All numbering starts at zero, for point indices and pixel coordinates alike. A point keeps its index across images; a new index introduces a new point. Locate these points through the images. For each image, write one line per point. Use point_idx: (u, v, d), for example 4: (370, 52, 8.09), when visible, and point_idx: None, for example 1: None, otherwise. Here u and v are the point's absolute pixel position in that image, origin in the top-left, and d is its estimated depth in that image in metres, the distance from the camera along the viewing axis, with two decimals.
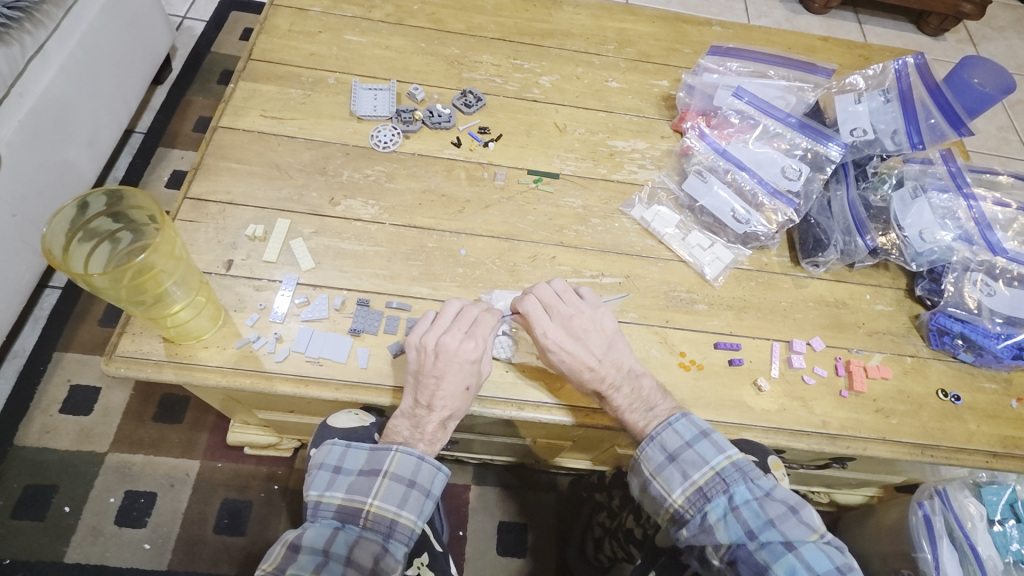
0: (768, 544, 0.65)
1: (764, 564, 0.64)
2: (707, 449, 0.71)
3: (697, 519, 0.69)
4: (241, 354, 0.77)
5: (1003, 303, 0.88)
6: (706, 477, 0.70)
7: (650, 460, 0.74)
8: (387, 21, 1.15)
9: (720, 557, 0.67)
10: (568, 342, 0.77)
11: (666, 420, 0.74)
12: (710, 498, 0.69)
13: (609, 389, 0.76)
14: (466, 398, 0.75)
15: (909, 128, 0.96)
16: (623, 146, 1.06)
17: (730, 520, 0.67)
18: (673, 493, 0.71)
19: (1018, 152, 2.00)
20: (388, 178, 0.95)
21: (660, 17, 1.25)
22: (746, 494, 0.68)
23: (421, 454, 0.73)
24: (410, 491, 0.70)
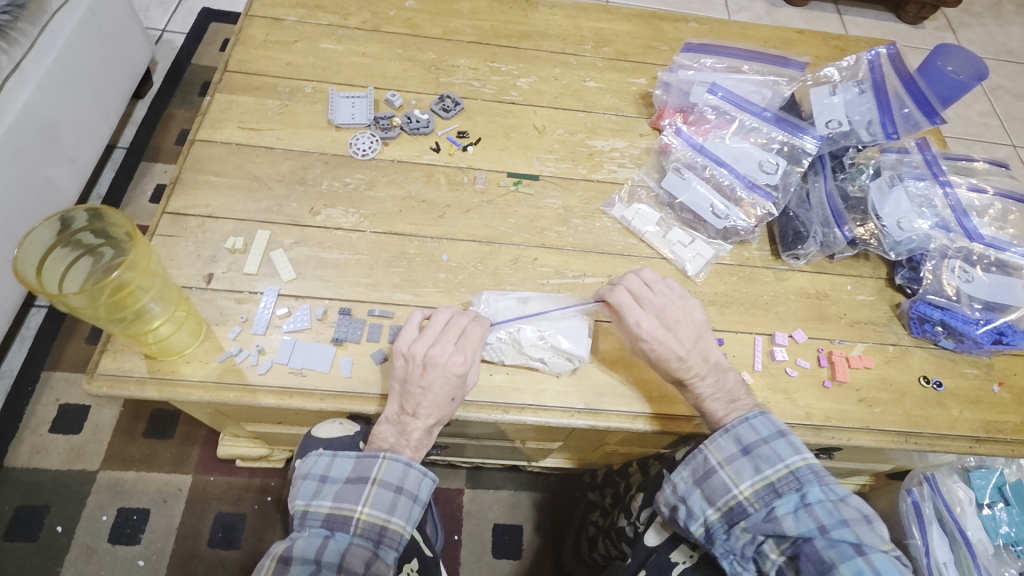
0: (837, 544, 0.63)
1: (828, 561, 0.63)
2: (783, 448, 0.71)
3: (763, 512, 0.68)
4: (224, 368, 0.77)
5: (981, 289, 0.89)
6: (779, 474, 0.69)
7: (720, 450, 0.73)
8: (363, 28, 1.15)
9: (781, 552, 0.67)
10: (659, 332, 0.77)
11: (744, 416, 0.74)
12: (780, 494, 0.68)
13: (696, 379, 0.77)
14: (452, 407, 0.75)
15: (884, 118, 0.97)
16: (602, 145, 1.06)
17: (800, 515, 0.66)
18: (740, 485, 0.70)
19: (999, 137, 2.02)
20: (368, 185, 0.95)
21: (636, 16, 1.25)
22: (820, 495, 0.67)
23: (408, 460, 0.73)
24: (398, 497, 0.70)
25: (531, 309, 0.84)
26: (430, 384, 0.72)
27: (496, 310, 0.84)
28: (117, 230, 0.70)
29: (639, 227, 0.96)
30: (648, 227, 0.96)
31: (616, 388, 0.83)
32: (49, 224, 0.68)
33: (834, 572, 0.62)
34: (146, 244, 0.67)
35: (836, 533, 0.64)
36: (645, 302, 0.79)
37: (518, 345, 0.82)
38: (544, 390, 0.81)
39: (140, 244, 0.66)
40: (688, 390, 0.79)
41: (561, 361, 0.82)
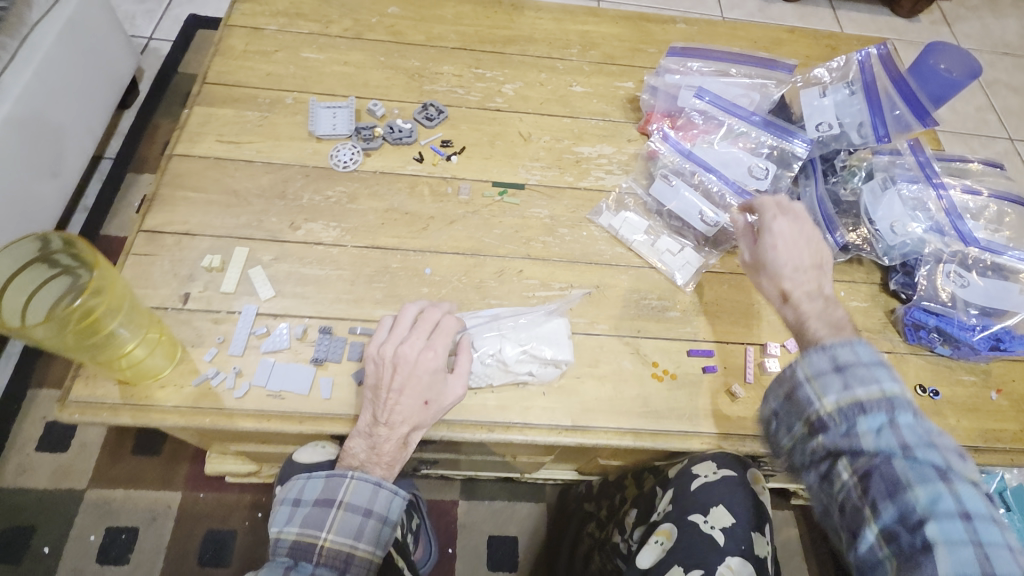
0: (919, 466, 0.52)
1: (903, 482, 0.52)
2: (883, 370, 0.58)
3: (843, 428, 0.57)
4: (200, 392, 0.76)
5: (977, 294, 0.87)
6: (871, 391, 0.57)
7: (808, 364, 0.62)
8: (345, 36, 1.12)
9: (851, 473, 0.55)
10: (791, 240, 0.76)
11: (846, 338, 0.62)
12: (867, 413, 0.56)
13: (799, 297, 0.72)
14: (426, 413, 0.73)
15: (874, 120, 0.94)
16: (589, 152, 1.04)
17: (885, 433, 0.55)
18: (822, 398, 0.59)
19: (997, 132, 1.99)
20: (350, 198, 0.93)
21: (624, 18, 1.23)
22: (913, 421, 0.55)
23: (378, 480, 0.71)
24: (367, 520, 0.68)
25: (511, 325, 0.83)
26: (406, 385, 0.71)
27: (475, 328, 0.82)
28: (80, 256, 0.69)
29: (628, 234, 0.94)
30: (636, 236, 0.94)
31: (604, 403, 0.81)
32: (25, 246, 0.68)
33: (909, 494, 0.51)
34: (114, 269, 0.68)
35: (919, 454, 0.53)
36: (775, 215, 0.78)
37: (502, 364, 0.80)
38: (530, 407, 0.80)
39: (105, 267, 0.66)
40: (786, 308, 0.73)
41: (547, 370, 0.81)
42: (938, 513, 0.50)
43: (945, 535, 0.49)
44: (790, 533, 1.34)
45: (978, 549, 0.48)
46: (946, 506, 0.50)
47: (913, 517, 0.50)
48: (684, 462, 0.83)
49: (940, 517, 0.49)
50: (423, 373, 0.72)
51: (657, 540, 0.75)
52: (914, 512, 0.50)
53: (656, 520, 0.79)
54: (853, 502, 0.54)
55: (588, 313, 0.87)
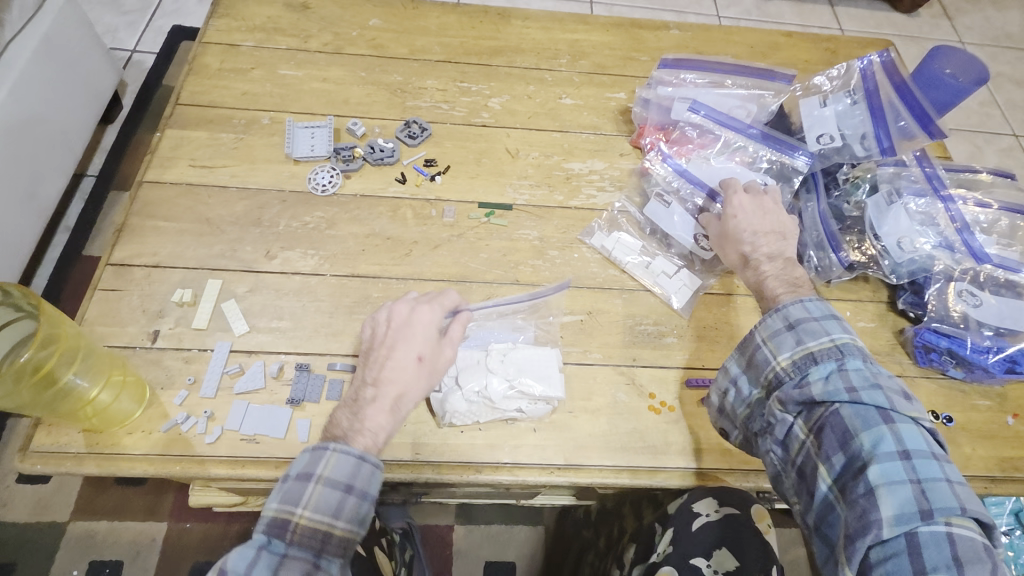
0: (863, 411, 0.60)
1: (851, 429, 0.59)
2: (833, 324, 0.66)
3: (797, 381, 0.65)
4: (169, 438, 0.71)
5: (991, 314, 0.83)
6: (822, 345, 0.65)
7: (766, 327, 0.69)
8: (325, 51, 1.08)
9: (806, 429, 0.62)
10: (750, 211, 0.80)
11: (799, 299, 0.70)
12: (818, 362, 0.64)
13: (758, 261, 0.77)
14: (418, 373, 0.67)
15: (878, 131, 0.89)
16: (580, 168, 0.99)
17: (832, 380, 0.62)
18: (778, 355, 0.67)
19: (1001, 127, 1.94)
20: (329, 224, 0.89)
21: (614, 25, 1.19)
22: (860, 367, 0.63)
23: (360, 453, 0.61)
24: (346, 497, 0.59)
25: (497, 358, 0.78)
26: (398, 335, 0.68)
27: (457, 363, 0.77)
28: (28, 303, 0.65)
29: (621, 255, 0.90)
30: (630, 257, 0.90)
31: (599, 439, 0.76)
32: None
33: (856, 440, 0.58)
34: (64, 316, 0.67)
35: (868, 402, 0.60)
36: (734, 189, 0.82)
37: (488, 401, 0.75)
38: (520, 446, 0.75)
39: (52, 315, 0.65)
40: (748, 272, 0.78)
41: (537, 408, 0.76)
42: (881, 454, 0.56)
43: (887, 477, 0.55)
44: (798, 551, 1.30)
45: (916, 486, 0.55)
46: (888, 448, 0.57)
47: (859, 459, 0.57)
48: (684, 498, 0.79)
49: (881, 457, 0.56)
50: (418, 325, 0.69)
51: None
52: (860, 454, 0.57)
53: (655, 562, 0.74)
54: (811, 454, 0.61)
55: (580, 341, 0.83)
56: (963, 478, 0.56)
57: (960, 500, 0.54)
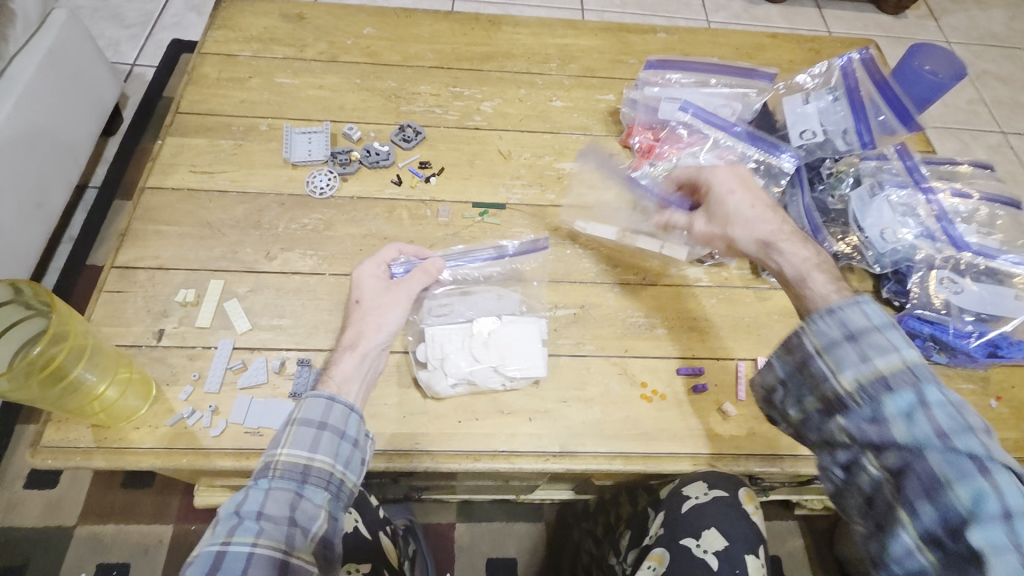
0: (954, 454, 0.51)
1: (942, 479, 0.50)
2: (900, 337, 0.58)
3: (866, 406, 0.56)
4: (175, 432, 0.73)
5: (971, 300, 0.85)
6: (892, 366, 0.56)
7: (819, 335, 0.61)
8: (321, 59, 1.11)
9: (880, 466, 0.54)
10: (746, 197, 0.78)
11: (853, 300, 0.62)
12: (891, 386, 0.55)
13: (783, 242, 0.73)
14: (363, 312, 0.73)
15: (859, 127, 0.92)
16: (571, 168, 1.02)
17: (913, 411, 0.53)
18: (839, 374, 0.59)
19: (988, 124, 1.97)
20: (327, 226, 0.92)
21: (603, 29, 1.22)
22: (942, 395, 0.54)
23: (331, 395, 0.65)
24: (322, 433, 0.62)
25: (481, 344, 0.80)
26: (352, 293, 0.76)
27: (441, 345, 0.80)
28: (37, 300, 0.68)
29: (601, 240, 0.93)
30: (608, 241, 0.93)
31: (593, 427, 0.79)
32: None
33: (949, 492, 0.49)
34: (74, 313, 0.69)
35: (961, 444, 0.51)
36: (717, 175, 0.81)
37: (472, 383, 0.78)
38: (516, 435, 0.77)
39: (63, 313, 0.68)
40: (777, 256, 0.73)
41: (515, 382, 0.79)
42: (983, 514, 0.48)
43: (990, 542, 0.47)
44: (795, 542, 1.32)
45: None
46: (992, 507, 0.48)
47: (957, 517, 0.48)
48: (676, 483, 0.81)
49: (986, 520, 0.47)
50: (367, 279, 0.77)
51: (649, 566, 0.73)
52: (954, 510, 0.49)
53: (648, 544, 0.77)
54: (886, 497, 0.53)
55: (573, 334, 0.85)
56: None
57: None
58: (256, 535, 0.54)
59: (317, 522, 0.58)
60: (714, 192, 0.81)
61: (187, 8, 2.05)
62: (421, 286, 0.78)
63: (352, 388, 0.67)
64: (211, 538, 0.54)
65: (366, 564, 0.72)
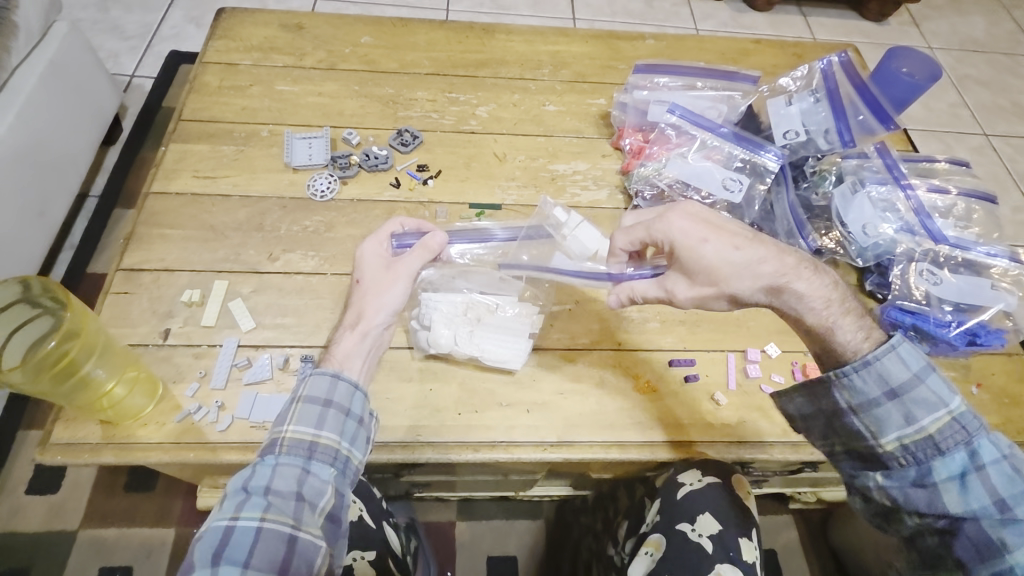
0: (1009, 517, 0.60)
1: (999, 542, 0.60)
2: (939, 391, 0.65)
3: (915, 467, 0.64)
4: (182, 428, 0.75)
5: (950, 291, 0.88)
6: (938, 425, 0.64)
7: (861, 394, 0.67)
8: (320, 67, 1.14)
9: (935, 523, 0.63)
10: (720, 245, 0.73)
11: (888, 344, 0.66)
12: (939, 445, 0.64)
13: (787, 282, 0.70)
14: (365, 293, 0.73)
15: (840, 126, 0.96)
16: (564, 169, 1.05)
17: (966, 476, 0.62)
18: (885, 437, 0.66)
19: (971, 127, 2.02)
20: (328, 227, 0.94)
21: (593, 36, 1.26)
22: (987, 452, 0.63)
23: (336, 372, 0.67)
24: (327, 410, 0.64)
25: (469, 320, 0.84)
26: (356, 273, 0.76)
27: (438, 310, 0.84)
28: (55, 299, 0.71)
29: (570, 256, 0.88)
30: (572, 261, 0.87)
31: (589, 418, 0.81)
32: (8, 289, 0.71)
33: (1005, 553, 0.59)
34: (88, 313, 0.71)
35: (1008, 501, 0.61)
36: (678, 228, 0.75)
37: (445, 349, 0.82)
38: (515, 426, 0.80)
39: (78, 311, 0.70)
40: (786, 299, 0.71)
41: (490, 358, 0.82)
42: None
43: None
44: (790, 535, 1.34)
45: None
46: None
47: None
48: (670, 471, 0.83)
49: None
50: (372, 258, 0.76)
51: (646, 551, 0.75)
52: (1014, 570, 0.59)
53: (644, 531, 0.79)
54: (943, 551, 0.63)
55: (568, 328, 0.88)
56: None
57: None
58: (262, 511, 0.57)
59: (324, 498, 0.61)
60: (684, 251, 0.75)
61: (185, 20, 2.08)
62: (421, 262, 0.76)
63: (355, 365, 0.68)
64: (219, 514, 0.57)
65: (371, 551, 0.76)
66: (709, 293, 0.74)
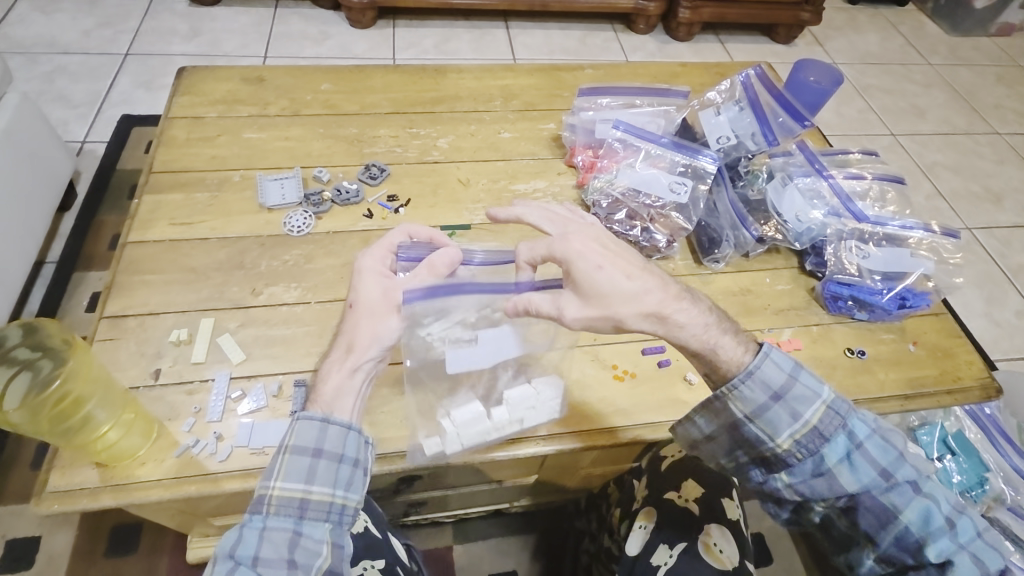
0: (897, 487, 0.66)
1: (892, 511, 0.66)
2: (811, 381, 0.68)
3: (809, 459, 0.67)
4: (182, 462, 0.76)
5: (878, 263, 1.00)
6: (820, 415, 0.67)
7: (751, 401, 0.68)
8: (284, 114, 1.20)
9: (838, 503, 0.68)
10: (617, 265, 0.68)
11: (761, 351, 0.69)
12: (825, 435, 0.67)
13: (674, 311, 0.68)
14: (366, 322, 0.71)
15: (764, 129, 1.08)
16: (525, 188, 1.13)
17: (852, 457, 0.66)
18: (778, 437, 0.68)
19: (879, 129, 2.25)
20: (307, 259, 0.98)
21: (537, 70, 1.37)
22: (865, 428, 0.67)
23: (324, 417, 0.67)
24: (317, 463, 0.64)
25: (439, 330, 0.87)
26: (350, 293, 0.74)
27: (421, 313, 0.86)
28: (46, 344, 0.72)
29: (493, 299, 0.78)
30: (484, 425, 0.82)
31: (575, 410, 0.87)
32: None
33: (898, 519, 0.65)
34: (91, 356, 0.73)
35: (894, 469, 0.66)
36: (576, 250, 0.69)
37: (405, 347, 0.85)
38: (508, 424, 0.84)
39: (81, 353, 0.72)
40: (670, 327, 0.68)
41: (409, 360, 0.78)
42: (932, 529, 0.65)
43: (942, 551, 0.64)
44: (774, 517, 1.39)
45: (966, 551, 0.65)
46: (936, 522, 0.65)
47: (911, 535, 0.65)
48: (656, 452, 0.91)
49: (932, 529, 0.65)
50: (370, 272, 0.75)
51: (641, 526, 0.81)
52: (907, 531, 0.65)
53: (637, 508, 0.85)
54: (849, 528, 0.68)
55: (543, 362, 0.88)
56: (984, 522, 0.68)
57: (992, 549, 0.66)
58: None
59: (318, 558, 0.61)
60: (577, 269, 0.69)
61: (134, 85, 2.10)
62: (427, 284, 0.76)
63: (345, 404, 0.68)
64: None
65: (380, 560, 0.78)
66: (599, 315, 0.68)
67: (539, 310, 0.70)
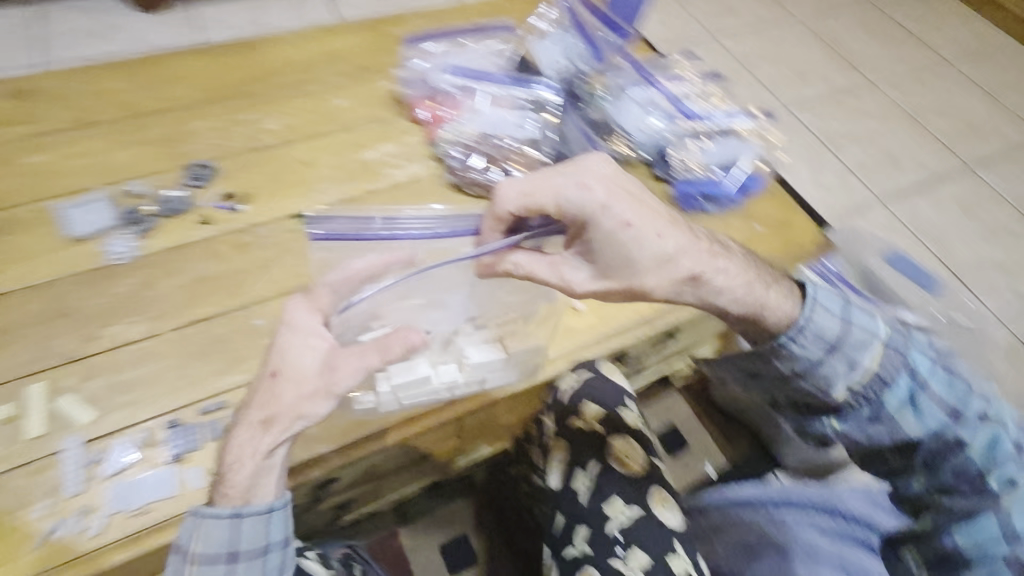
0: (963, 419, 0.68)
1: (959, 446, 0.68)
2: (867, 325, 0.68)
3: (869, 404, 0.68)
4: (51, 548, 0.68)
5: (713, 155, 1.09)
6: (880, 361, 0.68)
7: (806, 356, 0.68)
8: (69, 127, 1.02)
9: (906, 446, 0.70)
10: (642, 228, 0.65)
11: (808, 300, 0.69)
12: (887, 380, 0.68)
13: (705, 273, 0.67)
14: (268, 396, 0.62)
15: (589, 49, 1.14)
16: (373, 156, 1.07)
17: (915, 397, 0.67)
18: (837, 387, 0.68)
19: (701, 31, 2.39)
20: (144, 286, 0.86)
21: (358, 26, 1.27)
22: (922, 364, 0.68)
23: (235, 514, 0.62)
24: (235, 561, 0.63)
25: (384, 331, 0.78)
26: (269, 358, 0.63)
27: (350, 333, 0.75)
28: None
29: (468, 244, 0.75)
30: (430, 385, 0.80)
31: None
32: None
33: (964, 452, 0.68)
34: None
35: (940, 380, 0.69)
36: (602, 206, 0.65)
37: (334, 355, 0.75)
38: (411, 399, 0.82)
39: None
40: (695, 290, 0.68)
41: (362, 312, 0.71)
42: (996, 457, 0.68)
43: (1005, 477, 0.68)
44: None
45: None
46: (1002, 449, 0.68)
47: (976, 466, 0.68)
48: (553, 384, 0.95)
49: (998, 456, 0.68)
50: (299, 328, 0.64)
51: (556, 459, 0.88)
52: (972, 463, 0.68)
53: (546, 443, 0.90)
54: (913, 466, 0.71)
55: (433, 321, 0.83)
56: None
57: None
58: None
59: None
60: (601, 233, 0.66)
61: None
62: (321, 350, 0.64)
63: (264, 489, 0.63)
64: None
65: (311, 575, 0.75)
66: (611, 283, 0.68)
67: (544, 280, 0.70)
